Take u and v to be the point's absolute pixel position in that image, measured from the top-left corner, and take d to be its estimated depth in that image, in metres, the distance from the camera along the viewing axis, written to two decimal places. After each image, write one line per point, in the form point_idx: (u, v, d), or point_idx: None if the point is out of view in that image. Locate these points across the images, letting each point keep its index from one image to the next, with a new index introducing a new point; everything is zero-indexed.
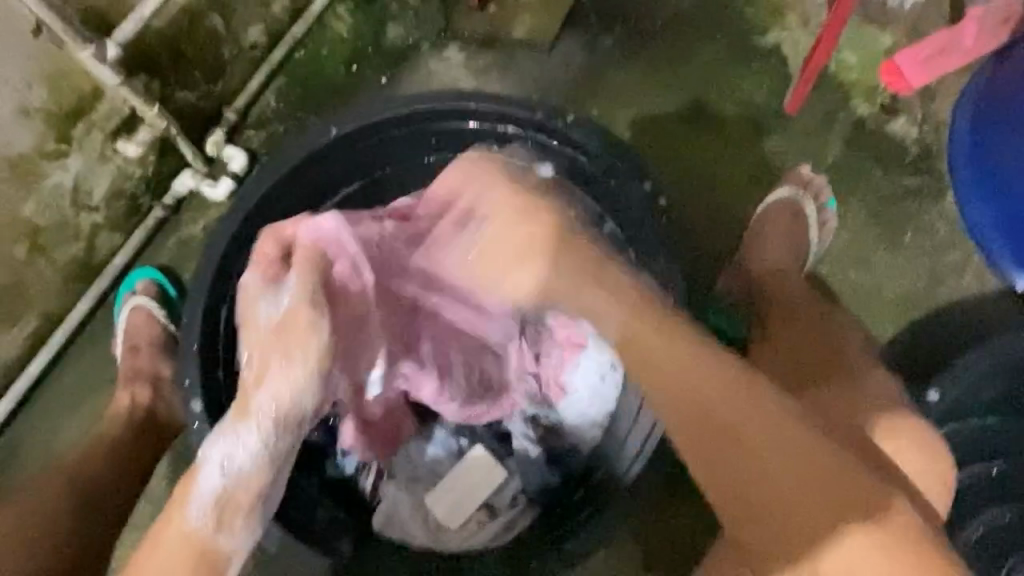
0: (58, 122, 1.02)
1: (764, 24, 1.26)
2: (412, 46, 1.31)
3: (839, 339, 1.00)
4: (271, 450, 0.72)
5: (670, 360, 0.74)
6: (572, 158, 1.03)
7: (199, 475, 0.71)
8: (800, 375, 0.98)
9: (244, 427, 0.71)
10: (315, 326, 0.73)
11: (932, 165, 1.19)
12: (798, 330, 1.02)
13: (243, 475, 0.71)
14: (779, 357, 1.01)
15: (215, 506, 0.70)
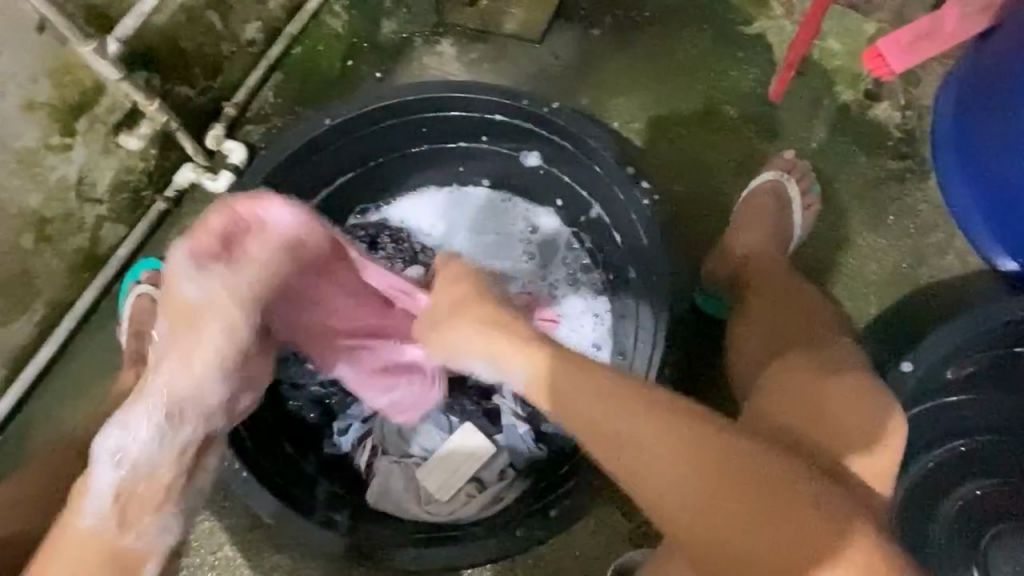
0: (62, 116, 1.06)
1: (749, 14, 1.29)
2: (406, 41, 1.35)
3: (812, 311, 1.01)
4: (172, 439, 0.74)
5: (583, 396, 0.75)
6: (558, 145, 1.06)
7: (93, 473, 0.72)
8: (774, 341, 0.98)
9: (145, 417, 0.73)
10: (217, 308, 0.73)
11: (915, 149, 1.21)
12: (771, 302, 1.04)
13: (143, 465, 0.72)
14: (756, 329, 1.02)
15: (116, 503, 0.70)
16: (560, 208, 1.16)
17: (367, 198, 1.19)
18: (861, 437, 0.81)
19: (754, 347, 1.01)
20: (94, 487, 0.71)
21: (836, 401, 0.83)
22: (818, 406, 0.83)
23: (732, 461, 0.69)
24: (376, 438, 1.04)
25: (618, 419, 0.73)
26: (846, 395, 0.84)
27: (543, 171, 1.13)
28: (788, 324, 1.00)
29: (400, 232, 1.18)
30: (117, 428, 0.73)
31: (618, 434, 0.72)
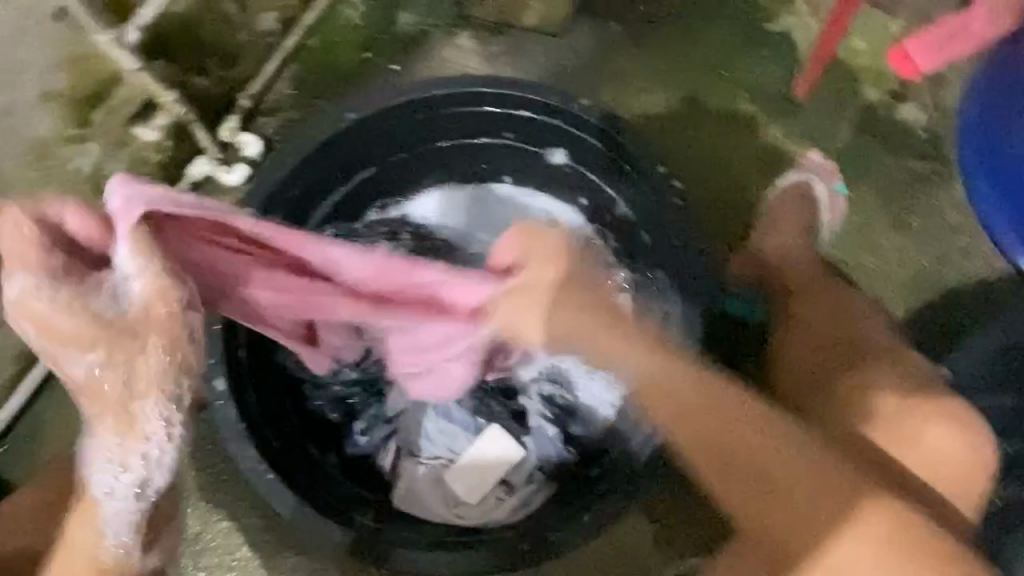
0: (78, 106, 1.04)
1: (774, 11, 1.28)
2: (424, 33, 1.32)
3: (863, 323, 1.03)
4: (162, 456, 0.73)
5: (683, 395, 0.84)
6: (582, 141, 1.06)
7: (96, 487, 0.74)
8: (835, 355, 1.01)
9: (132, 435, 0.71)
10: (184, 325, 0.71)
11: (940, 150, 1.21)
12: (820, 310, 1.05)
13: (149, 479, 0.74)
14: (806, 331, 1.04)
15: (135, 511, 0.75)
16: (585, 207, 1.14)
17: (386, 193, 1.16)
18: (941, 458, 0.90)
19: (818, 363, 1.01)
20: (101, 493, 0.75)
21: (917, 422, 0.92)
22: (898, 428, 0.92)
23: (807, 475, 0.84)
24: (399, 439, 1.03)
25: (708, 419, 0.85)
26: (930, 419, 0.92)
27: (569, 168, 1.11)
28: (858, 341, 1.01)
29: (421, 228, 1.19)
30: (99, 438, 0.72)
31: (705, 431, 0.85)
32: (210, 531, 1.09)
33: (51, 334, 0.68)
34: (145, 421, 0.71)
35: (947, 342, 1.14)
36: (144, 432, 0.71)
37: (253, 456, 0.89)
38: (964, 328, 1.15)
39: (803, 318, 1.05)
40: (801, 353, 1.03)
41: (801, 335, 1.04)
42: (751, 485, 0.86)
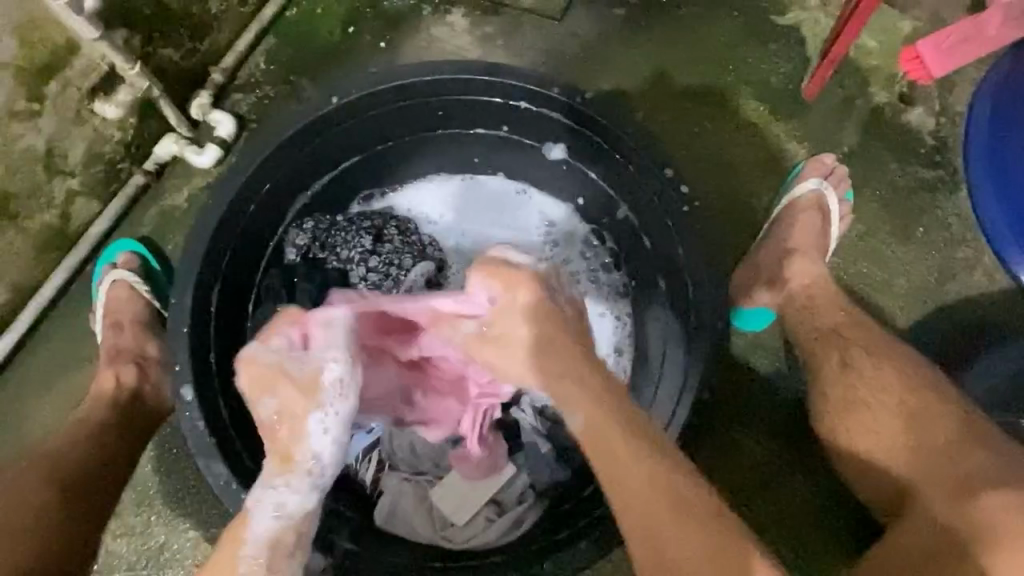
0: (29, 78, 0.93)
1: (783, 3, 1.22)
2: (414, 8, 1.23)
3: (927, 372, 0.91)
4: (293, 505, 0.74)
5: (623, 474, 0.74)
6: (578, 133, 0.98)
7: (251, 520, 0.72)
8: (907, 410, 0.87)
9: (294, 481, 0.74)
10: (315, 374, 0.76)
11: (947, 158, 1.16)
12: (871, 355, 0.93)
13: (290, 517, 0.73)
14: (866, 380, 0.91)
15: (268, 549, 0.72)
16: (581, 207, 1.09)
17: (370, 184, 1.09)
18: (1008, 558, 0.69)
19: (889, 431, 0.87)
20: (249, 539, 0.72)
21: (994, 512, 0.73)
22: (980, 522, 0.73)
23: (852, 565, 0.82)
24: (382, 450, 0.98)
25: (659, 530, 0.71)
26: (1012, 505, 0.73)
27: (566, 164, 1.05)
28: (939, 414, 0.86)
29: (407, 223, 1.08)
30: (268, 475, 0.75)
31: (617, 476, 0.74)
32: (175, 541, 1.03)
33: (268, 389, 0.74)
34: (297, 458, 0.74)
35: (947, 359, 1.11)
36: (293, 466, 0.74)
37: (221, 469, 0.86)
38: (966, 343, 1.12)
39: (866, 373, 0.92)
40: (865, 412, 0.90)
41: (867, 386, 0.91)
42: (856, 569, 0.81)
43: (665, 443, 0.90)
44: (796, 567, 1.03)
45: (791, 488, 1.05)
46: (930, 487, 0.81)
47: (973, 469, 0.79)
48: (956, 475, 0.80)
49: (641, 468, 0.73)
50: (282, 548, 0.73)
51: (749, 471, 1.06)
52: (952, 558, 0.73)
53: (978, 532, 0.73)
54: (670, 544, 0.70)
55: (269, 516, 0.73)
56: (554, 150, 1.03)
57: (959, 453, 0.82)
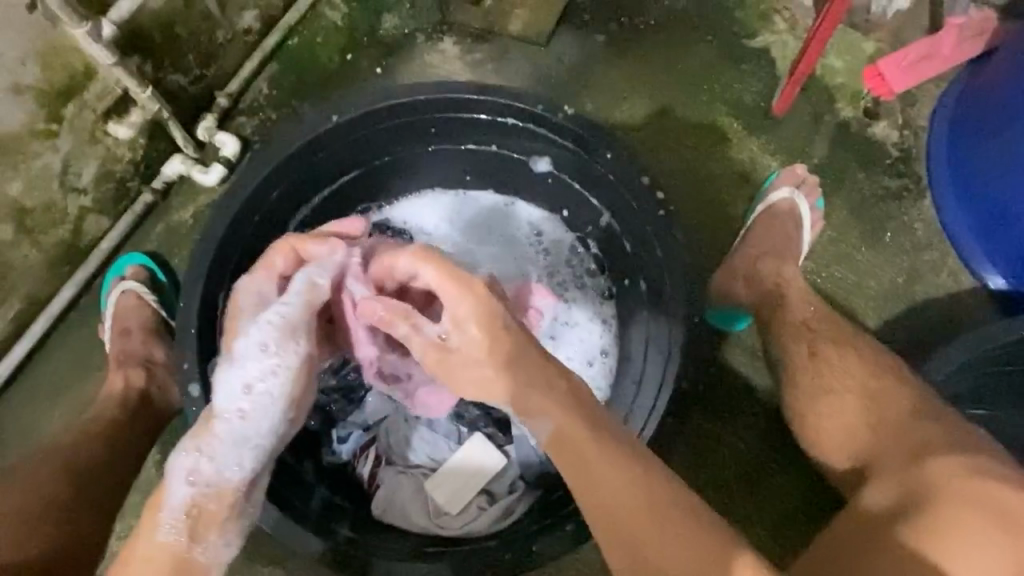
0: (50, 100, 1.00)
1: (753, 27, 1.30)
2: (408, 36, 1.31)
3: (885, 358, 0.97)
4: (219, 475, 0.75)
5: (598, 463, 0.67)
6: (562, 149, 1.05)
7: (167, 490, 0.73)
8: (867, 391, 0.93)
9: (221, 453, 0.76)
10: (281, 353, 0.79)
11: (911, 168, 1.23)
12: (844, 350, 0.97)
13: (214, 487, 0.74)
14: (830, 366, 0.97)
15: (187, 517, 0.73)
16: (566, 218, 1.16)
17: (368, 198, 1.17)
18: (953, 513, 0.73)
19: (854, 409, 0.92)
20: (168, 507, 0.73)
21: (947, 475, 0.77)
22: (930, 483, 0.77)
23: (827, 546, 0.79)
24: (379, 447, 1.02)
25: (614, 485, 0.66)
26: (962, 469, 0.77)
27: (552, 177, 1.11)
28: (897, 394, 0.91)
29: (403, 233, 1.17)
30: (189, 444, 0.76)
31: (595, 471, 0.67)
32: None
33: (285, 338, 0.79)
34: (223, 428, 0.77)
35: (918, 358, 1.16)
36: (222, 433, 0.76)
37: None
38: (933, 341, 1.17)
39: (832, 357, 0.97)
40: (831, 395, 0.94)
41: (833, 373, 0.96)
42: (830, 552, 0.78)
43: (646, 431, 0.95)
44: (776, 554, 1.07)
45: (775, 469, 1.10)
46: (892, 460, 0.84)
47: (926, 436, 0.84)
48: (914, 445, 0.84)
49: (619, 476, 0.66)
50: (202, 517, 0.74)
51: (732, 462, 1.10)
52: (908, 514, 0.75)
53: (924, 490, 0.77)
54: (663, 547, 0.63)
55: (184, 483, 0.74)
56: (540, 162, 1.10)
57: (911, 425, 0.87)
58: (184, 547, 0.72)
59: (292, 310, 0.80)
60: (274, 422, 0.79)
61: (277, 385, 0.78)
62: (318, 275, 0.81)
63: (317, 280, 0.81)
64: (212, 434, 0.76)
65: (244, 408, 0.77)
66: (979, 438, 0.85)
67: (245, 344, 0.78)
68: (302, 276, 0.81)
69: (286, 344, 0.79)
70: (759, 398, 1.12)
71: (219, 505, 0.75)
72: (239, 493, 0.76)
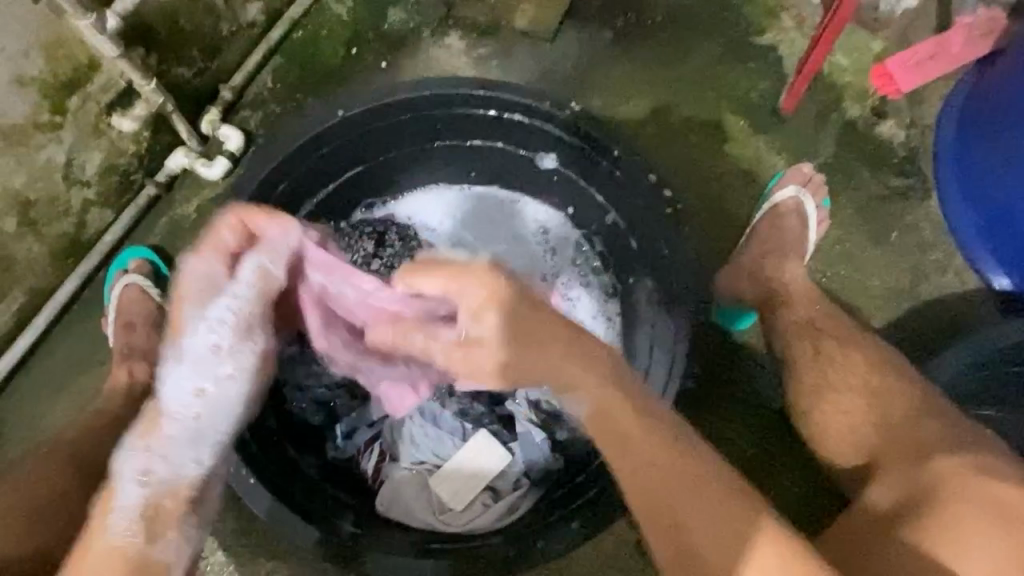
0: (54, 92, 1.00)
1: (760, 24, 1.29)
2: (413, 31, 1.30)
3: (888, 357, 0.96)
4: (173, 470, 0.71)
5: (632, 432, 0.71)
6: (568, 145, 1.05)
7: (116, 492, 0.68)
8: (871, 389, 0.92)
9: (174, 448, 0.72)
10: (234, 344, 0.77)
11: (917, 167, 1.23)
12: (852, 351, 0.97)
13: (168, 483, 0.71)
14: (835, 364, 0.96)
15: (142, 516, 0.67)
16: (572, 215, 1.16)
17: (373, 193, 1.16)
18: (959, 510, 0.73)
19: (859, 409, 0.91)
20: (117, 507, 0.67)
21: (953, 473, 0.77)
22: (934, 479, 0.78)
23: (842, 540, 0.79)
24: (383, 442, 1.01)
25: (649, 458, 0.70)
26: (965, 470, 0.77)
27: (558, 174, 1.11)
28: (902, 392, 0.91)
29: (407, 229, 1.17)
30: (134, 448, 0.72)
31: (632, 444, 0.71)
32: None
33: (236, 331, 0.77)
34: (171, 424, 0.74)
35: (922, 358, 1.16)
36: (172, 429, 0.73)
37: None
38: (937, 341, 1.17)
39: (836, 356, 0.97)
40: (835, 393, 0.94)
41: (837, 371, 0.96)
42: (843, 546, 0.78)
43: None
44: None
45: (777, 466, 1.10)
46: (899, 457, 0.84)
47: (929, 436, 0.84)
48: (918, 443, 0.84)
49: (654, 450, 0.70)
50: (157, 515, 0.68)
51: (735, 460, 1.10)
52: (919, 510, 0.75)
53: (929, 491, 0.77)
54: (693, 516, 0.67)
55: (134, 482, 0.69)
56: (547, 159, 1.09)
57: (916, 423, 0.87)
58: (142, 549, 0.65)
59: (243, 302, 0.77)
60: (227, 416, 0.77)
61: (229, 378, 0.77)
62: (269, 262, 0.79)
63: (270, 267, 0.79)
64: (162, 434, 0.73)
65: (193, 404, 0.75)
66: (981, 437, 0.85)
67: (194, 343, 0.75)
68: (251, 263, 0.78)
69: (240, 336, 0.77)
70: (763, 397, 1.12)
71: (176, 497, 0.70)
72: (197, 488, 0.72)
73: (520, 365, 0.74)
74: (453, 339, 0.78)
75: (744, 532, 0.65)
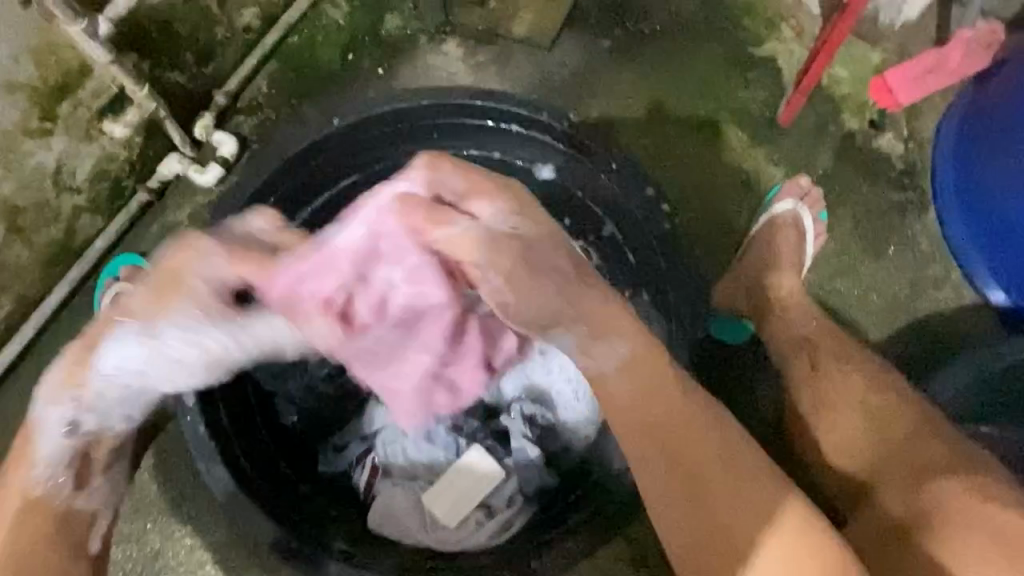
0: (43, 98, 0.98)
1: (759, 35, 1.29)
2: (410, 37, 1.29)
3: (884, 373, 0.95)
4: (88, 428, 0.82)
5: (671, 415, 0.80)
6: (568, 155, 1.04)
7: (39, 440, 0.81)
8: (871, 408, 0.92)
9: (98, 409, 0.81)
10: (177, 350, 0.77)
11: (916, 181, 1.23)
12: (849, 368, 0.96)
13: (87, 436, 0.83)
14: (833, 382, 0.96)
15: (63, 462, 0.82)
16: (568, 226, 1.09)
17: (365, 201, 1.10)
18: (954, 532, 0.76)
19: (855, 429, 0.91)
20: (41, 454, 0.81)
21: (949, 499, 0.79)
22: (932, 504, 0.80)
23: (866, 554, 0.81)
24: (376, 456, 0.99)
25: (697, 440, 0.80)
26: (967, 495, 0.79)
27: (553, 186, 1.09)
28: (901, 410, 0.91)
29: None
30: (52, 387, 0.81)
31: (681, 437, 0.80)
32: (170, 548, 1.05)
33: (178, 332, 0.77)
34: (95, 388, 0.80)
35: (920, 373, 1.16)
36: (93, 392, 0.80)
37: (222, 472, 0.87)
38: (935, 356, 1.17)
39: (833, 372, 0.96)
40: (833, 413, 0.94)
41: (834, 386, 0.95)
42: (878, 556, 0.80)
43: None
44: None
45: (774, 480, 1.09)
46: (900, 478, 0.85)
47: (927, 460, 0.85)
48: (917, 466, 0.85)
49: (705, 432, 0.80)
50: (75, 458, 0.83)
51: None
52: (921, 537, 0.78)
53: (927, 511, 0.79)
54: (731, 497, 0.77)
55: (59, 432, 0.81)
56: (545, 170, 1.08)
57: (915, 445, 0.87)
58: (65, 499, 0.83)
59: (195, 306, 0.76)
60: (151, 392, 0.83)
61: (166, 376, 0.80)
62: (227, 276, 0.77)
63: (227, 278, 0.77)
64: (88, 398, 0.80)
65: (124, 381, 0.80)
66: (983, 455, 0.85)
67: (138, 333, 0.76)
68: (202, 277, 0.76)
69: (182, 345, 0.77)
70: (761, 412, 1.11)
71: (81, 456, 0.83)
72: (108, 440, 0.85)
73: (537, 284, 0.73)
74: (466, 229, 0.72)
75: (773, 500, 0.77)
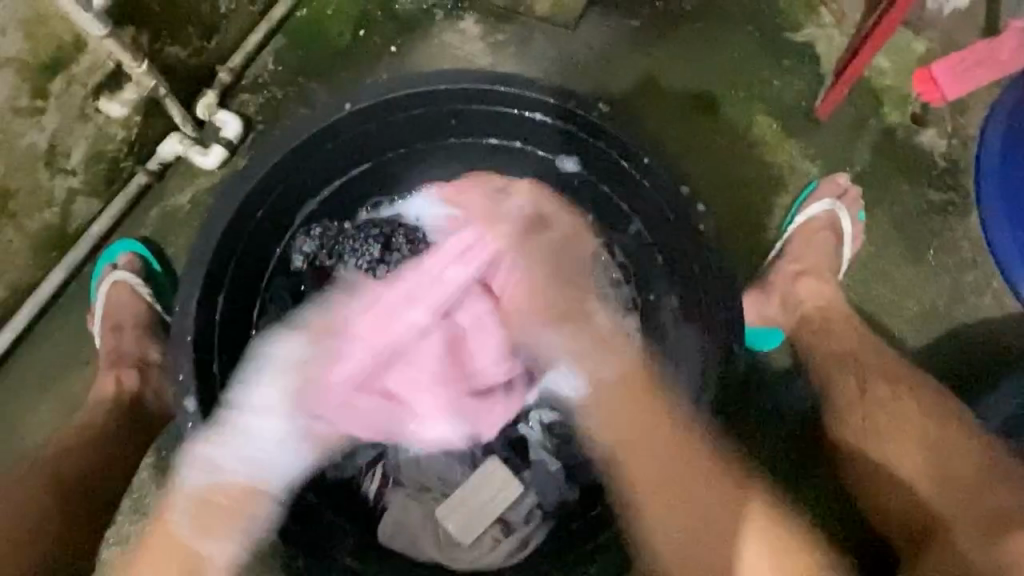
0: (33, 74, 0.90)
1: (798, 19, 1.21)
2: (426, 13, 1.21)
3: (947, 412, 0.90)
4: (226, 470, 0.82)
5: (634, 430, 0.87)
6: (601, 152, 0.97)
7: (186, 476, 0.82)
8: (936, 449, 0.87)
9: (232, 444, 0.83)
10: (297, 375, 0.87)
11: (959, 181, 1.16)
12: (903, 403, 0.91)
13: (225, 478, 0.82)
14: (885, 413, 0.91)
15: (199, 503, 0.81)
16: (594, 223, 1.04)
17: (379, 190, 1.05)
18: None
19: (913, 464, 0.87)
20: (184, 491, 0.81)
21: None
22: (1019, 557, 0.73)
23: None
24: (388, 466, 0.97)
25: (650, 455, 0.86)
26: None
27: (580, 178, 1.03)
28: (965, 451, 0.86)
29: (415, 230, 1.04)
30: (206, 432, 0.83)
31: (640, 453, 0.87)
32: None
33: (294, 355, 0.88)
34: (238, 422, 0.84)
35: (956, 384, 1.11)
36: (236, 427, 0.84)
37: None
38: (973, 367, 1.11)
39: (887, 400, 0.92)
40: (885, 442, 0.90)
41: (888, 416, 0.91)
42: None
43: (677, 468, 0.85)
44: None
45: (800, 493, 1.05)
46: (971, 521, 0.80)
47: (1004, 505, 0.80)
48: (988, 513, 0.79)
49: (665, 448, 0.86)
50: (212, 504, 0.81)
51: None
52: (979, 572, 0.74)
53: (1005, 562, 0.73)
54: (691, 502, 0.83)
55: (199, 471, 0.81)
56: (568, 162, 1.02)
57: (982, 489, 0.82)
58: (190, 540, 0.80)
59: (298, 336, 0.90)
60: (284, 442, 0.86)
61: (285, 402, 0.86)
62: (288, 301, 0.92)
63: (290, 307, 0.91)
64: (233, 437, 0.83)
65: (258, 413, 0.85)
66: None
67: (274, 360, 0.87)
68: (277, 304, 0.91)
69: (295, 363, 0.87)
70: (786, 422, 1.06)
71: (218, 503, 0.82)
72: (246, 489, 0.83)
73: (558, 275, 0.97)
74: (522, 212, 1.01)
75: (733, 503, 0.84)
